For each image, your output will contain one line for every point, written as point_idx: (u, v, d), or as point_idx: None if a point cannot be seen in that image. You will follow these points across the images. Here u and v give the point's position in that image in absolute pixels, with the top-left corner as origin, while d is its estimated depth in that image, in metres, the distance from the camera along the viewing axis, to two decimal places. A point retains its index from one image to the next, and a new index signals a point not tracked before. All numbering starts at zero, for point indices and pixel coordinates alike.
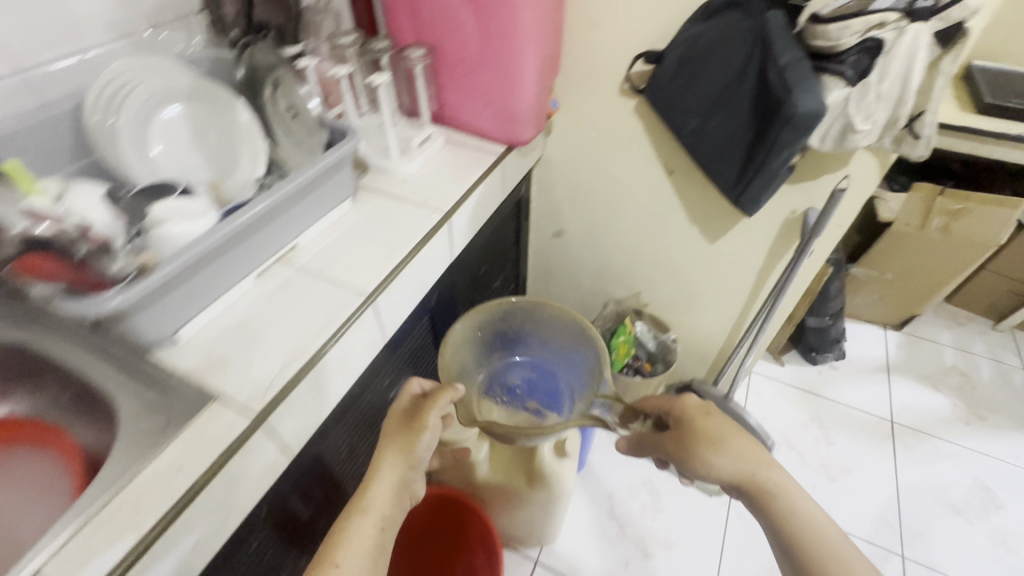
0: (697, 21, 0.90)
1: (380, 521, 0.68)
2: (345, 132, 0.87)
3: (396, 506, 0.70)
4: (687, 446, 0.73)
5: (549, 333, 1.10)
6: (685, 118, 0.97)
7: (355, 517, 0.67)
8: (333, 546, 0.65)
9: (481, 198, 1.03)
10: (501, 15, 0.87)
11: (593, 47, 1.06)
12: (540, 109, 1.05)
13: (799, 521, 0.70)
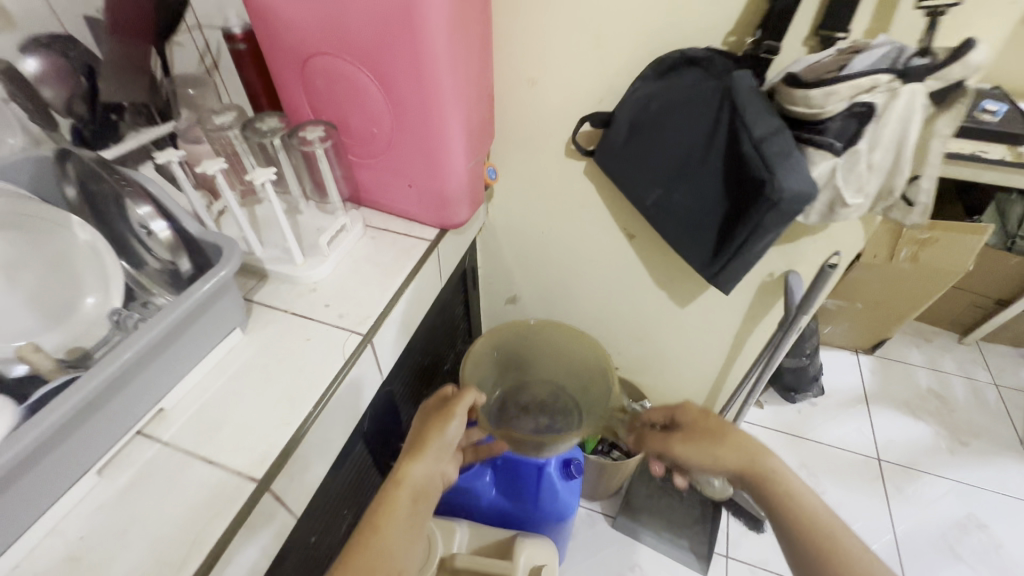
0: (649, 78, 0.76)
1: (415, 496, 0.69)
2: (220, 247, 0.67)
3: (429, 489, 0.72)
4: (697, 443, 0.75)
5: (561, 351, 1.19)
6: (645, 188, 0.83)
7: (399, 492, 0.69)
8: (371, 527, 0.65)
9: (414, 296, 0.85)
10: (413, 87, 0.70)
11: (529, 107, 0.90)
12: (475, 184, 0.88)
13: (797, 504, 0.66)
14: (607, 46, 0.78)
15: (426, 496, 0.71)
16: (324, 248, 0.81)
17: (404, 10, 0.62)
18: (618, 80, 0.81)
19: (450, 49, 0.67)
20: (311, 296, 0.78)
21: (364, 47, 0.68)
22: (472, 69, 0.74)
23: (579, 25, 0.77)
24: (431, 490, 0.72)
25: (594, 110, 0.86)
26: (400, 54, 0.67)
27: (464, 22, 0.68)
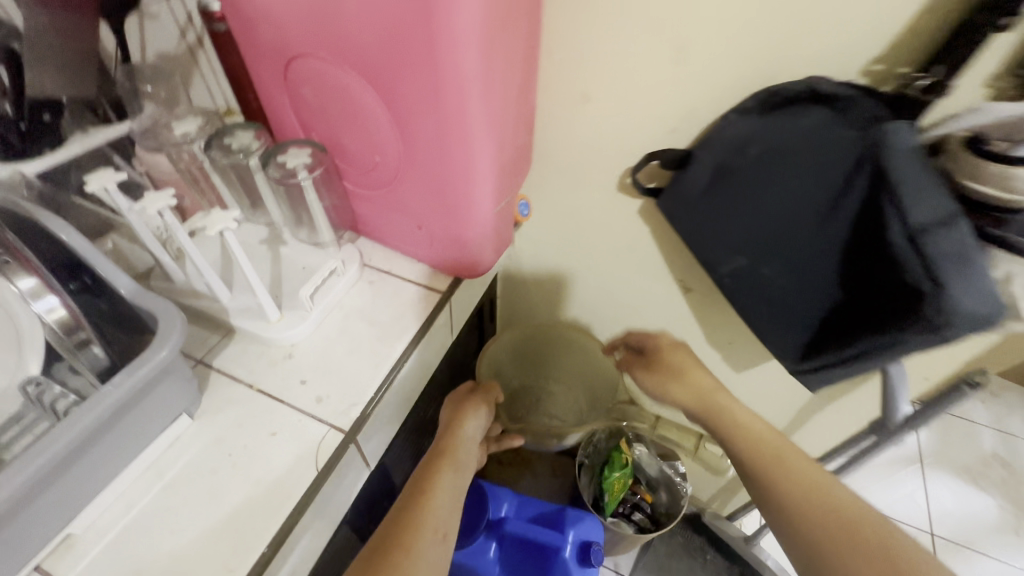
0: (753, 113, 0.56)
1: (455, 466, 0.71)
2: (161, 318, 0.49)
3: (464, 463, 0.73)
4: (658, 371, 0.74)
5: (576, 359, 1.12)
6: (724, 254, 0.64)
7: (440, 461, 0.70)
8: (420, 492, 0.64)
9: (417, 365, 0.68)
10: (429, 112, 0.51)
11: (579, 130, 0.71)
12: (501, 229, 0.69)
13: (737, 439, 0.62)
14: (693, 64, 0.58)
15: (463, 468, 0.72)
16: (306, 302, 0.64)
17: (423, 9, 0.43)
18: (701, 109, 0.61)
19: (485, 66, 0.47)
20: (287, 365, 0.62)
21: (366, 54, 0.49)
22: (511, 90, 0.55)
23: (659, 34, 0.57)
24: (465, 465, 0.72)
25: (663, 143, 0.66)
26: (414, 68, 0.48)
27: (507, 28, 0.49)
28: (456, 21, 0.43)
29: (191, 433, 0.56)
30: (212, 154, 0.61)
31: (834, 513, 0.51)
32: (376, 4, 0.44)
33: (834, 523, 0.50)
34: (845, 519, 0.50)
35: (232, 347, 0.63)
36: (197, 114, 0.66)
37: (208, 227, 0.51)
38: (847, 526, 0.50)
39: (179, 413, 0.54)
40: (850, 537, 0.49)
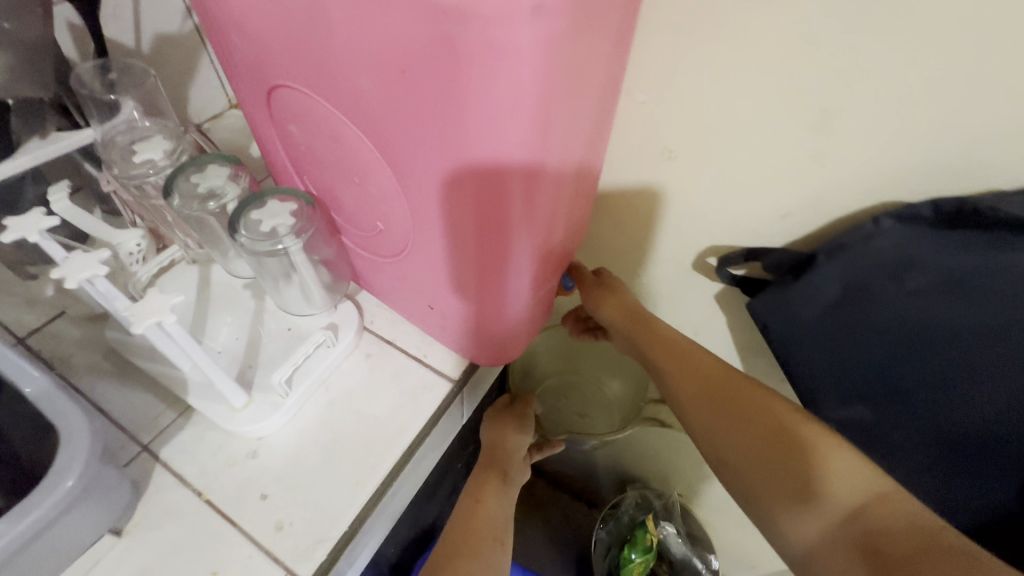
0: (927, 224, 0.40)
1: (505, 479, 0.70)
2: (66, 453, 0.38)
3: (514, 475, 0.72)
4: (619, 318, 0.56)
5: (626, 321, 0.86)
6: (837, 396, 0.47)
7: (490, 475, 0.69)
8: (476, 499, 0.65)
9: (413, 473, 0.54)
10: (450, 192, 0.36)
11: (655, 192, 0.54)
12: (538, 317, 0.53)
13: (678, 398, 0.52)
14: (839, 137, 0.41)
15: (512, 480, 0.71)
16: (280, 388, 0.50)
17: (450, 60, 0.27)
18: (834, 195, 0.45)
19: (538, 142, 0.32)
20: (249, 468, 0.49)
21: (366, 106, 0.34)
22: (573, 162, 0.38)
23: (797, 93, 0.40)
24: (515, 476, 0.72)
25: (769, 225, 0.51)
26: (433, 134, 0.32)
27: (578, 86, 0.32)
28: (502, 81, 0.28)
29: (114, 558, 0.44)
30: (174, 202, 0.45)
31: (767, 439, 0.47)
32: (380, 43, 0.29)
33: (773, 453, 0.46)
34: (788, 442, 0.46)
35: (186, 433, 0.50)
36: (158, 133, 0.50)
37: (135, 318, 0.38)
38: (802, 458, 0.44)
39: (100, 532, 0.43)
40: (791, 449, 0.45)
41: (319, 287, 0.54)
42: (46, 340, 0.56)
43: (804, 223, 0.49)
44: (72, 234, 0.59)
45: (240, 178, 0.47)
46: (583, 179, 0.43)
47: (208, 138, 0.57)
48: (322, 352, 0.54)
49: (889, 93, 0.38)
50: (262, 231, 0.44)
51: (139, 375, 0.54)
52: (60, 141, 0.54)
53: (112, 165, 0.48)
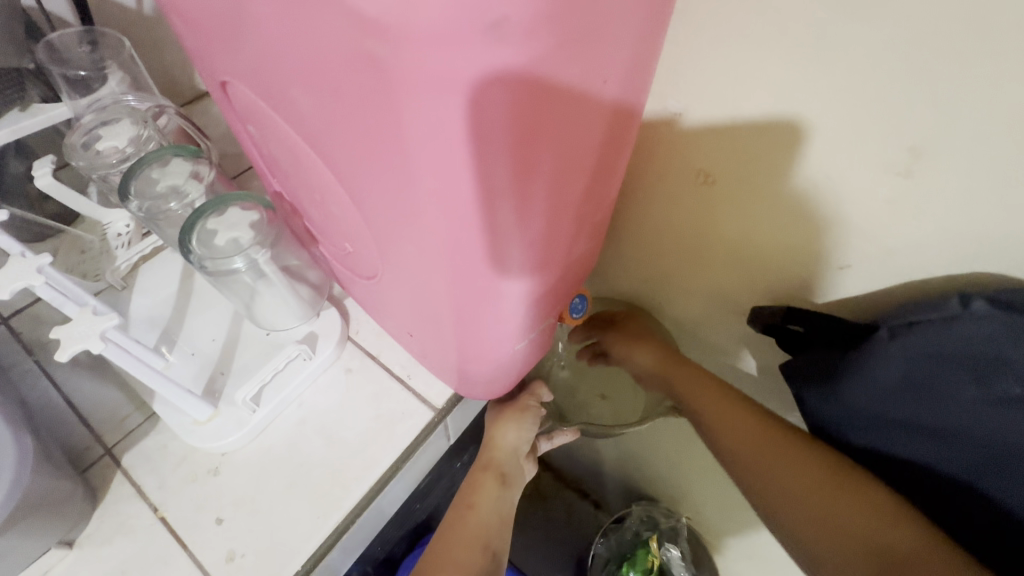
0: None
1: (504, 476, 0.52)
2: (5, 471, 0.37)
3: (517, 471, 0.53)
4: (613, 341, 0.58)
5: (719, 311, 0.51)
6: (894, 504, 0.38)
7: (485, 473, 0.51)
8: (464, 500, 0.49)
9: (383, 506, 0.49)
10: (411, 231, 0.30)
11: (688, 219, 0.46)
12: (535, 356, 0.47)
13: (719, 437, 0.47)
14: (922, 187, 0.33)
15: (514, 476, 0.53)
16: (246, 404, 0.47)
17: (378, 88, 0.21)
18: (905, 254, 0.37)
19: (509, 183, 0.25)
20: (208, 486, 0.46)
21: (307, 126, 0.27)
22: (573, 199, 0.31)
23: (875, 129, 0.32)
24: (518, 471, 0.53)
25: (817, 276, 0.42)
26: (379, 168, 0.26)
27: (569, 116, 0.25)
28: (447, 116, 0.21)
29: (64, 570, 0.42)
30: (130, 205, 0.40)
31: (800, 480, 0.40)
32: (305, 57, 0.23)
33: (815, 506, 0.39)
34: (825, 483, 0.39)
35: (151, 439, 0.48)
36: (124, 116, 0.46)
37: (62, 343, 0.35)
38: (828, 513, 0.38)
39: (47, 546, 0.42)
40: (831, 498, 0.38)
41: (306, 285, 0.51)
42: (27, 323, 0.53)
43: (864, 278, 0.40)
44: (60, 211, 0.57)
45: (202, 174, 0.43)
46: (591, 215, 0.36)
47: (192, 122, 0.52)
48: (297, 365, 0.50)
49: (998, 141, 0.29)
50: (216, 245, 0.40)
51: (112, 368, 0.52)
52: (37, 115, 0.49)
53: (74, 155, 0.44)
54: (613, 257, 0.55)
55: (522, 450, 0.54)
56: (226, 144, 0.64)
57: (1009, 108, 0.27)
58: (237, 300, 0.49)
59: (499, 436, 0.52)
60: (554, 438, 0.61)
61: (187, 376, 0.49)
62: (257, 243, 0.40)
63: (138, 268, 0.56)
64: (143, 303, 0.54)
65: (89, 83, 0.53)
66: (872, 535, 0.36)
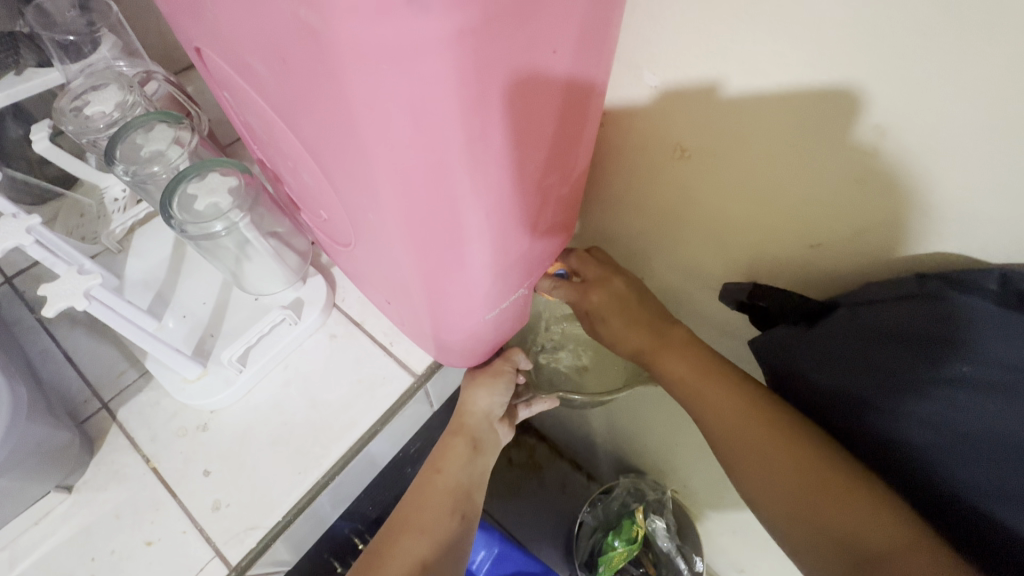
0: (989, 299, 0.31)
1: (475, 441, 0.54)
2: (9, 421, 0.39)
3: (489, 434, 0.56)
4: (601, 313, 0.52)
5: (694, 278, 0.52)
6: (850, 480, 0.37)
7: (456, 437, 0.54)
8: (435, 463, 0.52)
9: (363, 466, 0.52)
10: (372, 201, 0.31)
11: (665, 194, 0.46)
12: (511, 326, 0.49)
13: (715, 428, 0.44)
14: (886, 165, 0.33)
15: (486, 440, 0.55)
16: (231, 366, 0.49)
17: (320, 58, 0.21)
18: (870, 235, 0.37)
19: (458, 148, 0.26)
20: (197, 441, 0.49)
21: (268, 93, 0.28)
22: (533, 170, 0.32)
23: (842, 106, 0.32)
24: (491, 435, 0.56)
25: (788, 255, 0.43)
26: (334, 138, 0.27)
27: (517, 87, 0.26)
28: (387, 87, 0.22)
29: (63, 512, 0.46)
30: (117, 168, 0.41)
31: (808, 489, 0.38)
32: (255, 26, 0.23)
33: (810, 507, 0.37)
34: (833, 501, 0.36)
35: (144, 395, 0.50)
36: (111, 82, 0.47)
37: (48, 300, 0.36)
38: (843, 519, 0.36)
39: (47, 489, 0.45)
40: (830, 505, 0.36)
41: (293, 252, 0.52)
42: (29, 282, 0.56)
43: (833, 256, 0.40)
44: (60, 174, 0.58)
45: (183, 140, 0.44)
46: (555, 186, 0.37)
47: (183, 91, 0.53)
48: (282, 329, 0.51)
49: (960, 120, 0.29)
50: (198, 210, 0.42)
51: (109, 329, 0.54)
52: (32, 79, 0.49)
53: (63, 119, 0.45)
54: (599, 230, 0.56)
55: (494, 413, 0.56)
56: (222, 111, 0.65)
57: (971, 87, 0.27)
58: (224, 267, 0.50)
59: (471, 401, 0.54)
60: (533, 404, 0.62)
61: (178, 337, 0.51)
62: (236, 207, 0.42)
63: (133, 233, 0.57)
64: (139, 266, 0.56)
65: (81, 48, 0.53)
66: (870, 539, 0.34)
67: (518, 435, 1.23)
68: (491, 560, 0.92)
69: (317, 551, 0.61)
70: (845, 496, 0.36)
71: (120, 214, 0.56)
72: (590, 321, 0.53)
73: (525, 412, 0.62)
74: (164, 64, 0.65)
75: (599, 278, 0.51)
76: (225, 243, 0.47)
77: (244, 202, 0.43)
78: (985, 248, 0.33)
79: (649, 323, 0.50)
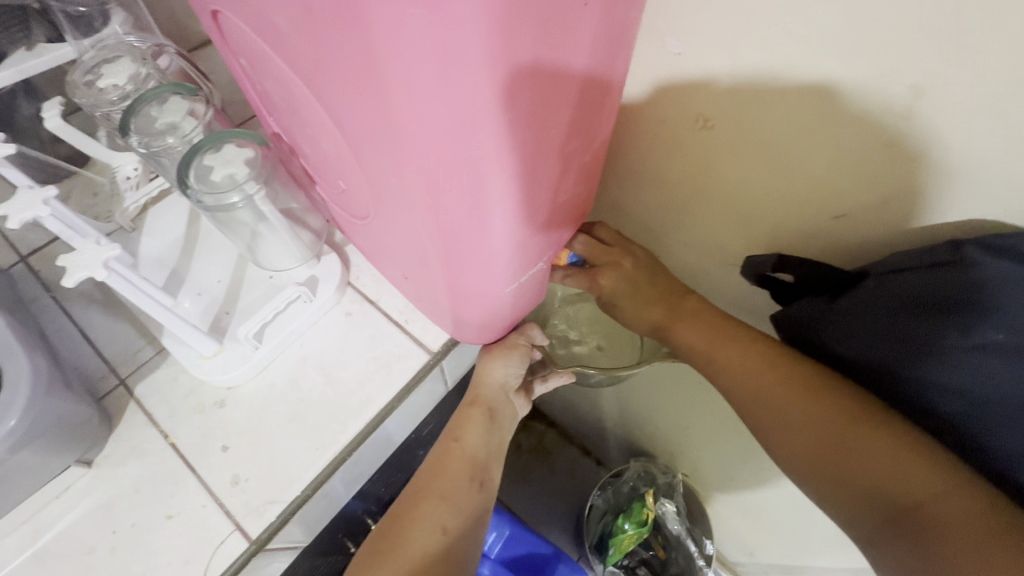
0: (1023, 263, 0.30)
1: (491, 411, 0.54)
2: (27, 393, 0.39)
3: (505, 405, 0.55)
4: (614, 295, 0.50)
5: (716, 252, 0.51)
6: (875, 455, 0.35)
7: (473, 408, 0.54)
8: (453, 432, 0.52)
9: (380, 443, 0.52)
10: (394, 165, 0.30)
11: (686, 167, 0.46)
12: (528, 303, 0.48)
13: (739, 392, 0.44)
14: (923, 127, 0.32)
15: (503, 411, 0.55)
16: (245, 341, 0.48)
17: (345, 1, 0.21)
18: (900, 203, 0.36)
19: (486, 107, 0.25)
20: (214, 417, 0.49)
21: (290, 52, 0.28)
22: (557, 135, 0.31)
23: (877, 63, 0.30)
24: (507, 407, 0.56)
25: (813, 226, 0.42)
26: (358, 95, 0.26)
27: (545, 41, 0.25)
28: (415, 34, 0.21)
29: (83, 486, 0.46)
30: (131, 140, 0.41)
31: (831, 447, 0.38)
32: None
33: (839, 468, 0.37)
34: (863, 461, 0.36)
35: (161, 372, 0.51)
36: (124, 54, 0.47)
37: (67, 271, 0.36)
38: (875, 477, 0.35)
39: (67, 463, 0.45)
40: (860, 463, 0.36)
41: (308, 230, 0.52)
42: (44, 261, 0.56)
43: (861, 227, 0.39)
44: (72, 153, 0.58)
45: (198, 112, 0.44)
46: (577, 153, 0.36)
47: (195, 66, 0.53)
48: (298, 307, 0.51)
49: (999, 78, 0.27)
50: (214, 181, 0.42)
51: (124, 307, 0.54)
52: (44, 54, 0.49)
53: (77, 92, 0.45)
54: (616, 206, 0.55)
55: (510, 385, 0.55)
56: (232, 90, 0.65)
57: (1012, 44, 0.26)
58: (240, 241, 0.50)
59: (486, 373, 0.54)
60: (549, 380, 0.61)
61: (194, 314, 0.51)
62: (251, 179, 0.42)
63: (147, 211, 0.57)
64: (152, 244, 0.55)
65: (91, 21, 0.53)
66: (903, 497, 0.34)
67: (527, 420, 1.23)
68: (501, 541, 0.93)
69: (332, 530, 0.62)
70: (876, 456, 0.35)
71: (133, 192, 0.55)
72: (604, 305, 0.53)
73: (540, 388, 0.60)
74: (175, 42, 0.64)
75: (610, 262, 0.49)
76: (243, 216, 0.47)
77: (260, 175, 0.43)
78: (1021, 216, 0.32)
79: (662, 297, 0.49)
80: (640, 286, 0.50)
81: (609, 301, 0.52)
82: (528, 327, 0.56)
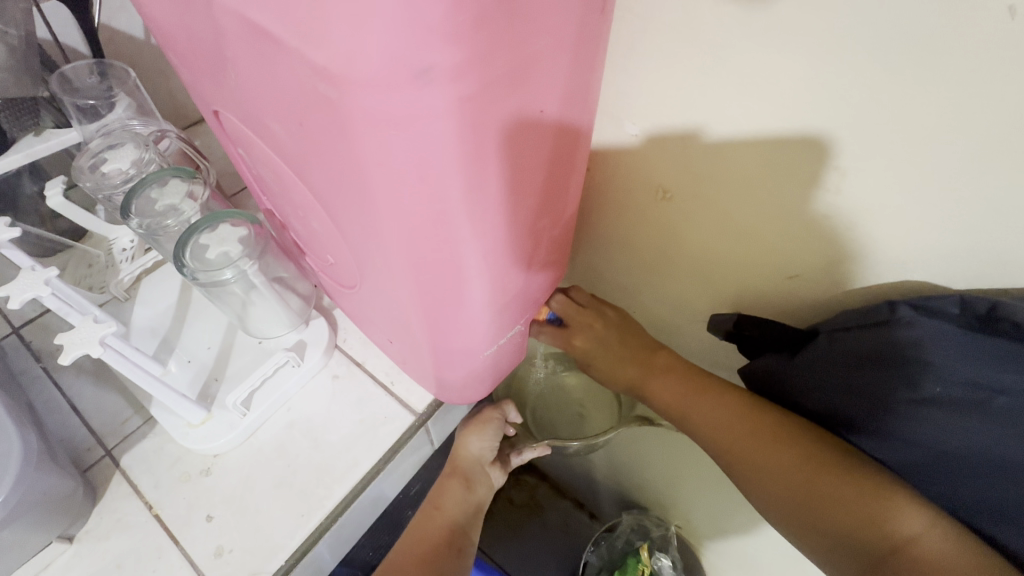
0: (953, 322, 0.35)
1: (469, 481, 0.56)
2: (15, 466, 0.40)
3: (483, 478, 0.57)
4: (586, 347, 0.52)
5: (686, 310, 0.54)
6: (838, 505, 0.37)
7: (451, 479, 0.55)
8: (433, 501, 0.53)
9: (366, 507, 0.52)
10: (376, 244, 0.33)
11: (650, 232, 0.49)
12: (508, 363, 0.50)
13: (707, 443, 0.45)
14: (851, 201, 0.36)
15: (481, 481, 0.56)
16: (231, 409, 0.49)
17: (334, 121, 0.24)
18: (846, 265, 0.40)
19: (458, 202, 0.28)
20: (200, 486, 0.49)
21: (282, 148, 0.31)
22: (526, 216, 0.35)
23: (804, 145, 0.35)
24: (485, 479, 0.57)
25: (771, 287, 0.46)
26: (343, 187, 0.29)
27: (511, 143, 0.28)
28: (394, 146, 0.24)
29: (65, 563, 0.46)
30: (133, 221, 0.45)
31: (802, 500, 0.39)
32: (274, 92, 0.26)
33: (799, 514, 0.39)
34: (826, 507, 0.37)
35: (148, 441, 0.51)
36: (128, 141, 0.51)
37: (65, 348, 0.38)
38: (841, 527, 0.37)
39: (48, 540, 0.45)
40: (829, 517, 0.37)
41: (296, 296, 0.54)
42: (35, 332, 0.57)
43: (811, 286, 0.43)
44: (70, 227, 0.60)
45: (197, 194, 0.48)
46: (546, 229, 0.39)
47: (193, 146, 0.57)
48: (285, 372, 0.52)
49: (910, 160, 0.32)
50: (209, 258, 0.45)
51: (114, 377, 0.55)
52: (50, 139, 0.54)
53: (82, 177, 0.49)
54: (591, 267, 0.58)
55: (486, 458, 0.57)
56: (227, 164, 0.68)
57: (916, 133, 0.30)
58: (231, 311, 0.52)
59: (462, 445, 0.57)
60: (524, 452, 0.62)
61: (182, 382, 0.52)
62: (246, 256, 0.45)
63: (140, 281, 0.59)
64: (145, 314, 0.57)
65: (98, 110, 0.56)
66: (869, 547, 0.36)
67: (521, 474, 1.18)
68: None
69: None
70: (835, 505, 0.37)
71: (128, 265, 0.58)
72: (579, 363, 0.54)
73: (515, 460, 0.61)
74: (174, 121, 0.69)
75: (583, 323, 0.51)
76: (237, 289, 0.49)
77: (254, 252, 0.46)
78: (947, 278, 0.36)
79: (633, 353, 0.51)
80: (614, 341, 0.51)
81: (585, 359, 0.53)
82: (507, 402, 0.60)
